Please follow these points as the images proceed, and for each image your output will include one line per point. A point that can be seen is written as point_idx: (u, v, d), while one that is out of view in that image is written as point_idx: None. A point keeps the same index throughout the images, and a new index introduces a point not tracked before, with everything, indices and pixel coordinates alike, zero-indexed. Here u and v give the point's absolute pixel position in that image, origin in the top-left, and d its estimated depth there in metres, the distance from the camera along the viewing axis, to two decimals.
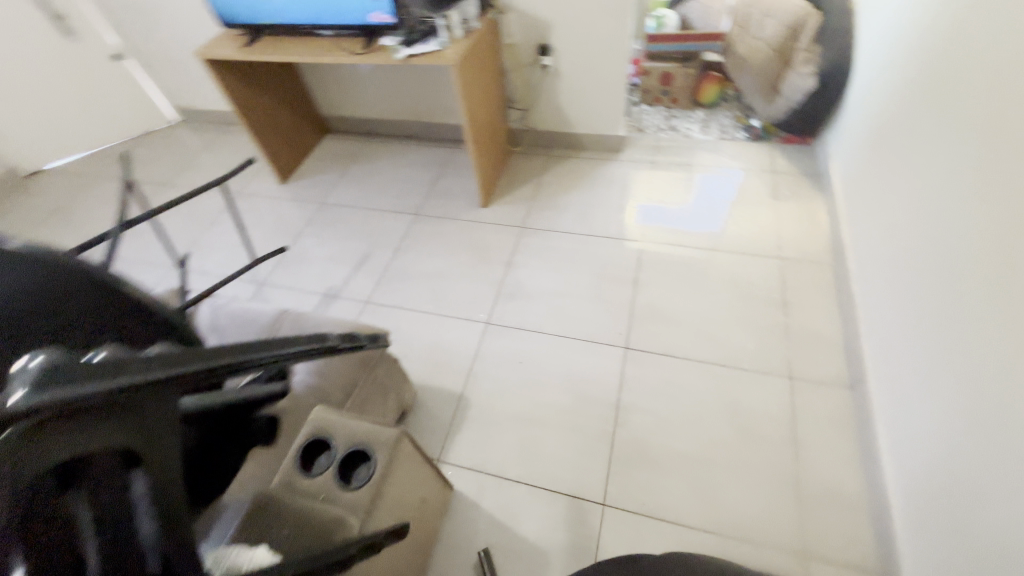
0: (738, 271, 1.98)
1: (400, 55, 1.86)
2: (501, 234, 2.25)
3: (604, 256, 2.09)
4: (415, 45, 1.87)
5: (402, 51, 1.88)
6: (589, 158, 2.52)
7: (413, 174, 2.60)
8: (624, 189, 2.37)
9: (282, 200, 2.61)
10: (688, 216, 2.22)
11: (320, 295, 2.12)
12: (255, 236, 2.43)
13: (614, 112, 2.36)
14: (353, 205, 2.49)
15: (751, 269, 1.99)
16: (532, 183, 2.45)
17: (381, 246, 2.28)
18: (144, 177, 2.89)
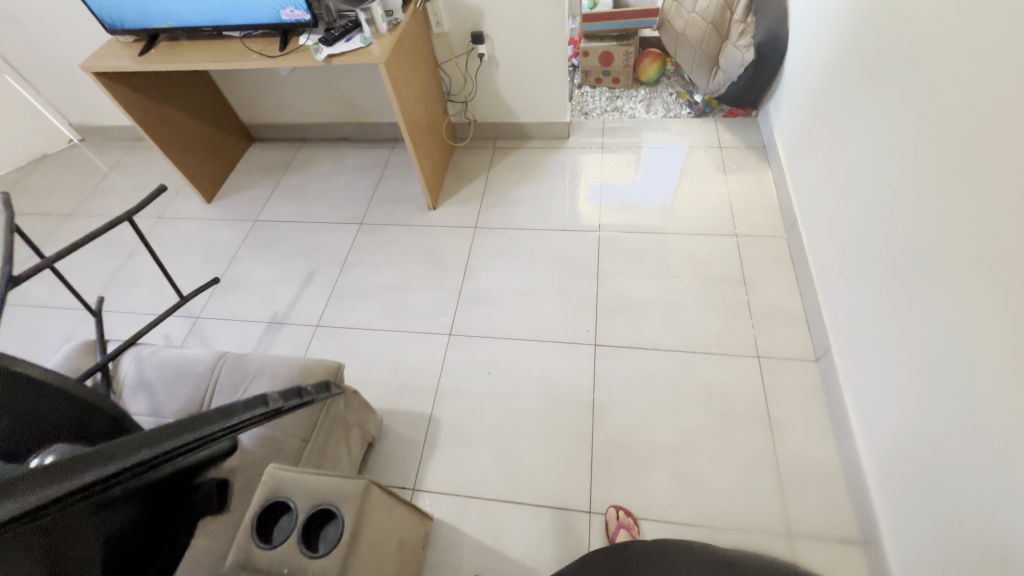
0: (697, 253, 1.97)
1: (322, 55, 1.69)
2: (454, 236, 2.15)
3: (563, 250, 2.03)
4: (338, 43, 1.70)
5: (324, 50, 1.70)
6: (536, 148, 2.44)
7: (353, 180, 2.44)
8: (576, 177, 2.31)
9: (210, 221, 2.38)
10: (641, 200, 2.19)
11: (265, 324, 1.96)
12: (184, 265, 2.22)
13: (558, 98, 2.28)
14: (291, 220, 2.31)
15: (709, 249, 1.98)
16: (481, 179, 2.35)
17: (327, 262, 2.13)
18: (46, 209, 2.57)
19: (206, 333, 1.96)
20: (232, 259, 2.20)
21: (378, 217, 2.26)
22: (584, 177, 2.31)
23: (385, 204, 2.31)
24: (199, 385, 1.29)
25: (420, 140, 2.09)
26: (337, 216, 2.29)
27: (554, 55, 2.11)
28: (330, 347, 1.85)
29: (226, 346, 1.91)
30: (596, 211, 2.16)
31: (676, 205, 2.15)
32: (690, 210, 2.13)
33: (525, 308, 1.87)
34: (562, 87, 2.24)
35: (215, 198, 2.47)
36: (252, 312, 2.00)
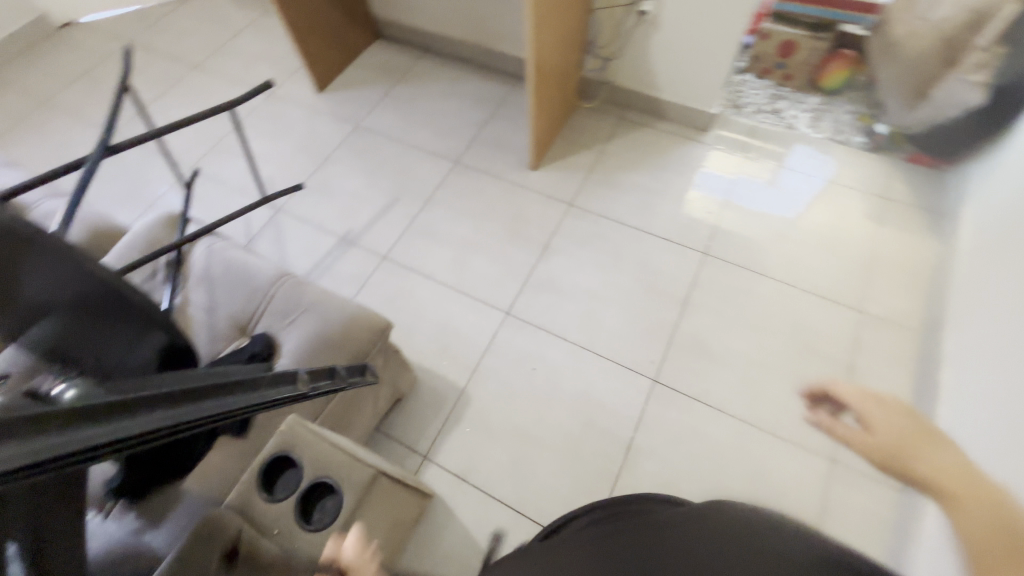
0: (804, 315, 1.70)
1: None
2: (544, 207, 1.98)
3: (656, 261, 1.81)
4: None
5: None
6: (666, 132, 2.14)
7: (462, 111, 2.27)
8: (698, 180, 2.01)
9: (315, 113, 2.35)
10: (763, 231, 1.89)
11: (336, 238, 1.95)
12: (281, 151, 2.23)
13: (710, 85, 1.94)
14: (390, 135, 2.22)
15: (821, 315, 1.70)
16: (595, 150, 2.10)
17: (411, 193, 2.05)
18: (179, 55, 2.66)
19: (281, 229, 1.99)
20: (325, 159, 2.18)
21: (475, 160, 2.12)
22: (708, 182, 2.00)
23: (486, 149, 2.16)
24: (252, 297, 1.29)
25: (543, 91, 1.87)
26: (435, 147, 2.18)
27: (725, 33, 1.75)
28: (390, 284, 1.83)
29: (297, 248, 1.94)
30: (707, 228, 1.89)
31: (801, 250, 1.84)
32: (816, 262, 1.81)
33: (593, 311, 1.72)
34: (720, 74, 1.89)
35: (326, 89, 2.42)
36: (328, 222, 1.99)
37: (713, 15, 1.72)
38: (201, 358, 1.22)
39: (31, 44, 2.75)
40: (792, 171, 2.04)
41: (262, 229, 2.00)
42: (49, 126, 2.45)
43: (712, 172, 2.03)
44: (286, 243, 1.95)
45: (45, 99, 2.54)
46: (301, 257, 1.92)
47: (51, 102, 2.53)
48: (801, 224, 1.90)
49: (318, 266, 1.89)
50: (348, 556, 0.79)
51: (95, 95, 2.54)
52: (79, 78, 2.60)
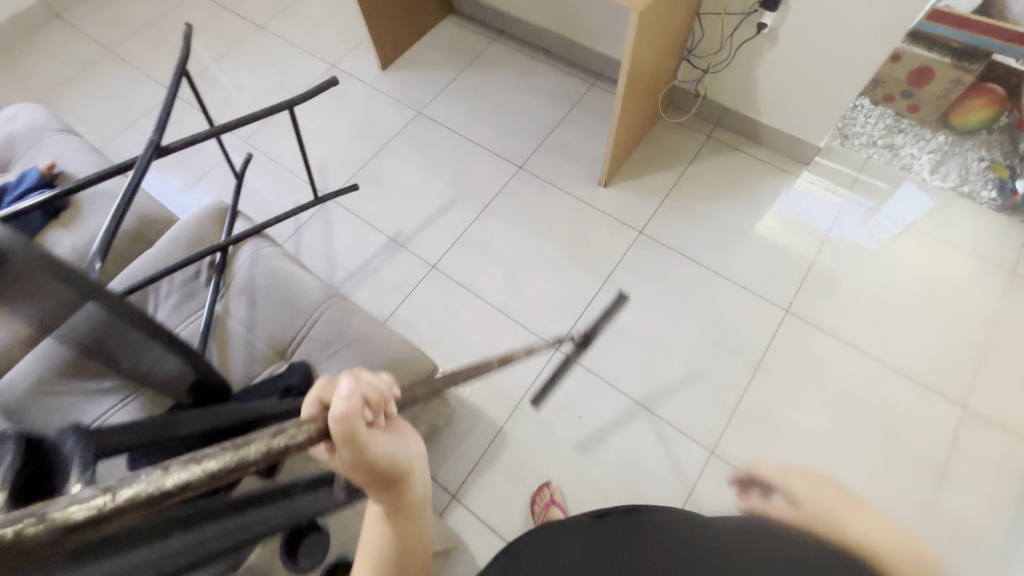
0: (892, 400, 1.50)
1: None
2: (611, 232, 1.80)
3: (728, 312, 1.63)
4: None
5: None
6: (760, 159, 1.89)
7: (533, 108, 2.08)
8: (792, 220, 1.77)
9: (377, 92, 2.20)
10: (858, 292, 1.66)
11: (386, 238, 1.84)
12: (339, 132, 2.11)
13: (826, 115, 1.69)
14: (453, 128, 2.07)
15: (912, 403, 1.50)
16: (676, 172, 1.88)
17: (469, 195, 1.91)
18: (245, 12, 2.55)
19: (330, 219, 1.89)
20: (383, 147, 2.05)
21: (541, 167, 1.95)
22: (802, 225, 1.76)
23: (555, 155, 1.97)
24: (296, 318, 1.21)
25: (630, 103, 1.66)
26: (500, 147, 2.01)
27: (860, 60, 1.49)
28: (436, 297, 1.72)
29: (344, 243, 1.84)
30: (794, 280, 1.67)
31: (900, 321, 1.61)
32: (916, 338, 1.58)
33: (652, 360, 1.57)
34: (840, 104, 1.64)
35: (391, 66, 2.26)
36: (380, 218, 1.88)
37: (851, 39, 1.46)
38: (237, 380, 1.15)
39: None
40: (895, 201, 1.81)
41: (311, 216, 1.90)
42: (112, 75, 2.41)
43: (808, 207, 1.79)
44: (332, 235, 1.86)
45: (112, 46, 2.49)
46: (347, 253, 1.82)
47: (117, 50, 2.48)
48: (906, 288, 1.66)
49: (363, 266, 1.80)
50: (332, 418, 0.53)
51: (160, 46, 2.48)
52: (145, 27, 2.54)
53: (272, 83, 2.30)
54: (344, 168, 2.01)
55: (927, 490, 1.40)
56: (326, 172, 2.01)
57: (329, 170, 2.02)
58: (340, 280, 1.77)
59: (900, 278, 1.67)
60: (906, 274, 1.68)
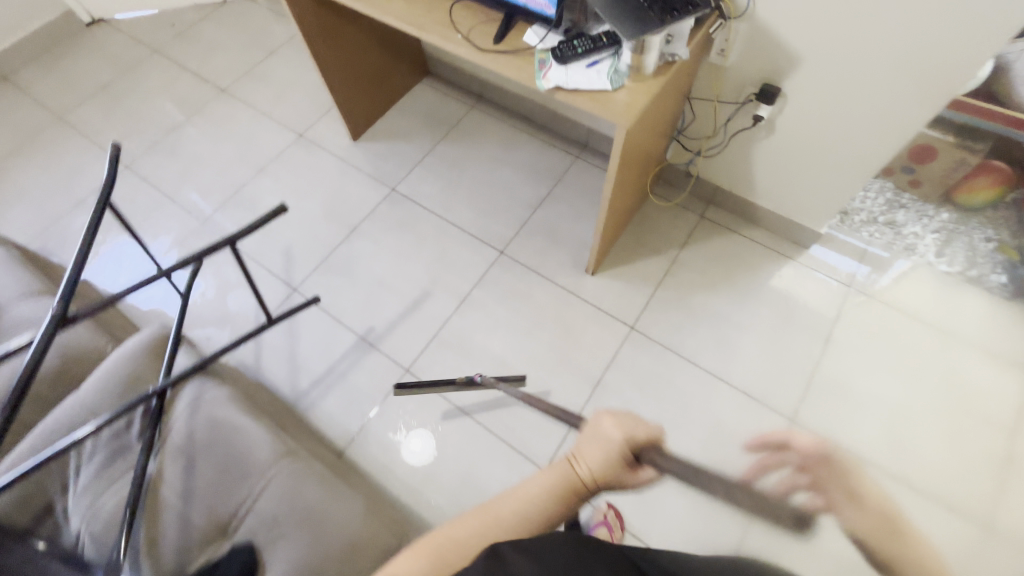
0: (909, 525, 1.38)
1: (545, 82, 1.13)
2: (600, 328, 1.66)
3: (725, 421, 1.51)
4: (574, 68, 1.13)
5: (550, 73, 1.14)
6: (755, 243, 1.78)
7: (513, 184, 1.95)
8: (791, 315, 1.66)
9: (346, 166, 2.06)
10: (866, 397, 1.54)
11: (355, 337, 1.69)
12: (305, 212, 1.97)
13: (825, 204, 1.58)
14: (428, 207, 1.93)
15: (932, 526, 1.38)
16: (669, 258, 1.76)
17: (446, 286, 1.77)
18: (206, 73, 2.40)
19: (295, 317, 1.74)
20: (353, 229, 1.91)
21: (523, 252, 1.81)
22: (802, 319, 1.65)
23: (537, 238, 1.84)
24: (240, 485, 1.05)
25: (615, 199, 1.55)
26: (478, 228, 1.87)
27: (861, 156, 1.38)
28: (410, 406, 1.57)
29: (308, 344, 1.68)
30: (798, 383, 1.56)
31: (913, 430, 1.49)
32: (929, 451, 1.46)
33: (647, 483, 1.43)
34: (841, 196, 1.52)
35: (361, 136, 2.13)
36: (350, 314, 1.73)
37: (853, 136, 1.35)
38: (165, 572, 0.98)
39: (53, 43, 2.53)
40: (898, 285, 1.71)
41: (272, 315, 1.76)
42: (60, 144, 2.24)
43: (809, 297, 1.68)
44: (296, 336, 1.70)
45: (62, 113, 2.32)
46: (312, 356, 1.66)
47: (67, 116, 2.31)
48: (916, 390, 1.54)
49: (330, 370, 1.64)
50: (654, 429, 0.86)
51: (114, 112, 2.32)
52: (100, 90, 2.39)
53: (234, 154, 2.15)
54: (310, 255, 1.87)
55: None
56: (291, 259, 1.86)
57: (294, 257, 1.87)
58: (304, 388, 1.61)
59: (909, 379, 1.55)
60: (916, 375, 1.56)
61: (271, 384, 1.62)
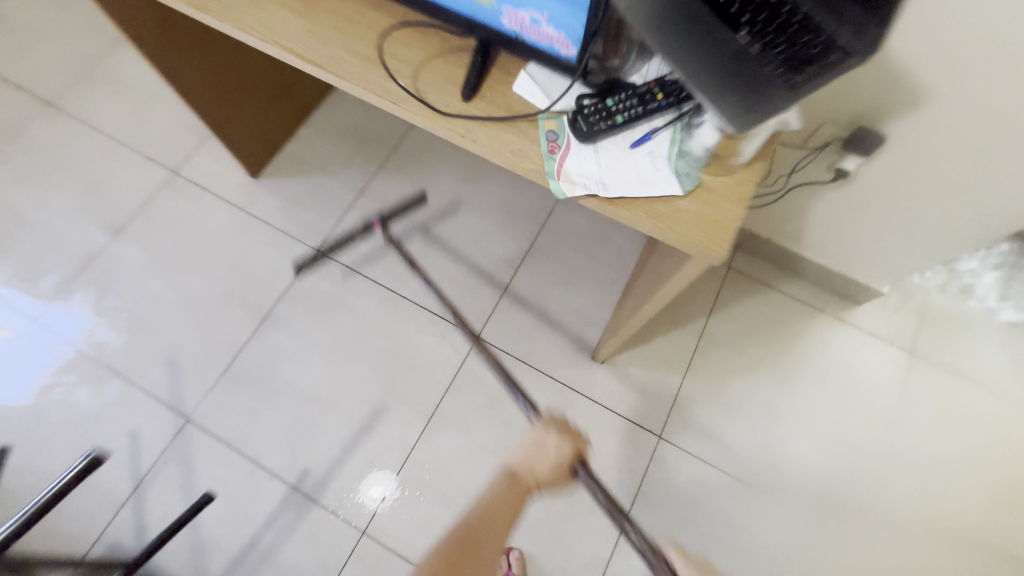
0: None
1: (564, 182, 0.66)
2: (614, 441, 1.28)
3: (780, 554, 1.21)
4: (614, 155, 0.67)
5: (572, 166, 0.67)
6: (797, 299, 1.41)
7: (482, 236, 1.46)
8: (844, 406, 1.31)
9: (245, 219, 1.48)
10: (936, 524, 1.23)
11: (286, 487, 1.22)
12: (192, 295, 1.39)
13: (892, 266, 1.24)
14: (369, 276, 1.42)
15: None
16: (694, 331, 1.38)
17: (406, 395, 1.30)
18: (19, 77, 1.65)
19: (194, 463, 1.23)
20: (266, 316, 1.38)
21: (506, 337, 1.37)
22: (861, 404, 1.32)
23: (522, 313, 1.39)
24: None
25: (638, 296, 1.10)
26: (442, 305, 1.39)
27: (957, 228, 1.04)
28: None
29: (220, 506, 1.20)
30: (851, 516, 1.23)
31: (1001, 542, 1.22)
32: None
33: None
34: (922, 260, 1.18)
35: (263, 172, 1.53)
36: (274, 451, 1.25)
37: (956, 205, 1.00)
38: None
39: None
40: (968, 346, 1.39)
41: (158, 462, 1.23)
42: None
43: (868, 373, 1.34)
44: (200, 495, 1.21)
45: None
46: (228, 524, 1.19)
47: None
48: (988, 508, 1.24)
49: (255, 543, 1.18)
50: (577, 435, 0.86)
51: None
52: None
53: (75, 206, 1.50)
54: (206, 363, 1.32)
55: None
56: (178, 372, 1.31)
57: (183, 368, 1.32)
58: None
59: (983, 492, 1.25)
60: (991, 487, 1.26)
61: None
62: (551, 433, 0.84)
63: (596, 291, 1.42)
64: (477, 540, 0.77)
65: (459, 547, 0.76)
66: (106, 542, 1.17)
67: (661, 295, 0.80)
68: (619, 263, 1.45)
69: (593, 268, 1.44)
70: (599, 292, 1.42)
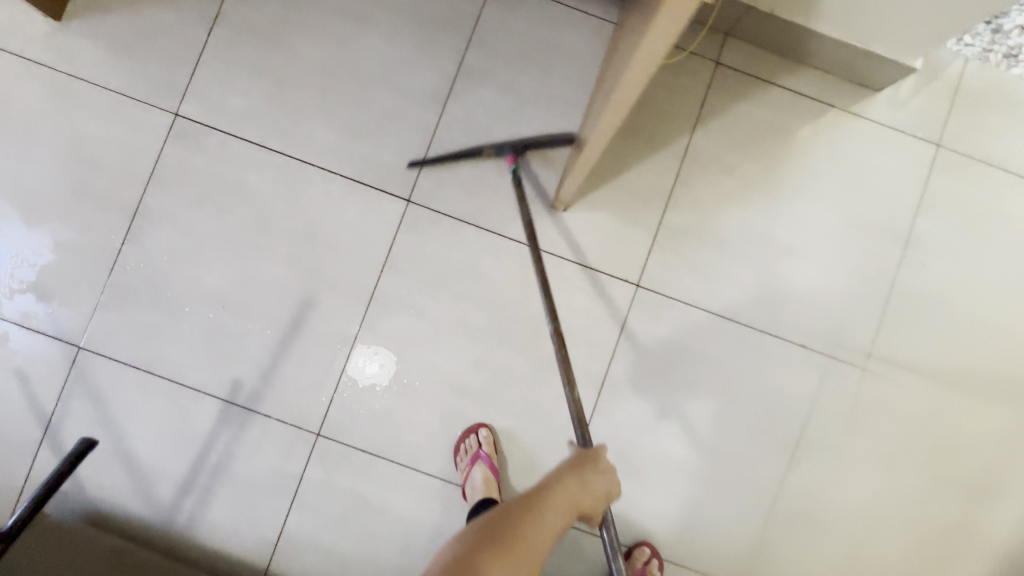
0: (970, 514, 1.16)
1: None
2: (587, 299, 1.10)
3: (784, 393, 1.14)
4: None
5: None
6: (804, 95, 1.13)
7: (393, 65, 1.10)
8: (862, 230, 1.14)
9: (65, 84, 1.08)
10: (923, 359, 1.15)
11: (220, 403, 1.06)
12: (32, 199, 1.07)
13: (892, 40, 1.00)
14: (253, 140, 1.08)
15: (982, 507, 1.16)
16: (675, 154, 1.11)
17: (335, 282, 1.08)
18: None
19: (104, 393, 1.06)
20: (136, 211, 1.07)
21: (445, 194, 1.09)
22: (868, 213, 1.14)
23: (460, 162, 1.10)
24: None
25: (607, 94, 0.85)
26: (357, 165, 1.09)
27: None
28: (342, 482, 1.06)
29: (151, 433, 1.06)
30: (845, 357, 1.14)
31: (998, 336, 1.15)
32: (983, 415, 1.16)
33: (684, 493, 1.13)
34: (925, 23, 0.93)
35: (68, 11, 1.08)
36: (195, 367, 1.06)
37: None
38: None
39: None
40: (1006, 125, 1.14)
41: (63, 397, 1.06)
42: None
43: (880, 176, 1.13)
44: (125, 425, 1.06)
45: None
46: (165, 451, 1.06)
47: None
48: (980, 340, 1.15)
49: (202, 462, 1.06)
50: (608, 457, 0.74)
51: None
52: None
53: None
54: (80, 280, 1.07)
55: (1007, 547, 1.16)
56: (51, 297, 1.06)
57: (55, 290, 1.07)
58: (176, 502, 1.05)
59: (977, 319, 1.15)
60: (986, 319, 1.15)
61: (122, 510, 1.05)
62: (593, 455, 0.73)
63: (552, 119, 1.11)
64: (522, 527, 0.60)
65: (509, 526, 0.60)
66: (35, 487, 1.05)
67: (638, 74, 0.62)
68: (575, 79, 1.11)
69: (543, 90, 1.11)
70: (555, 120, 1.11)
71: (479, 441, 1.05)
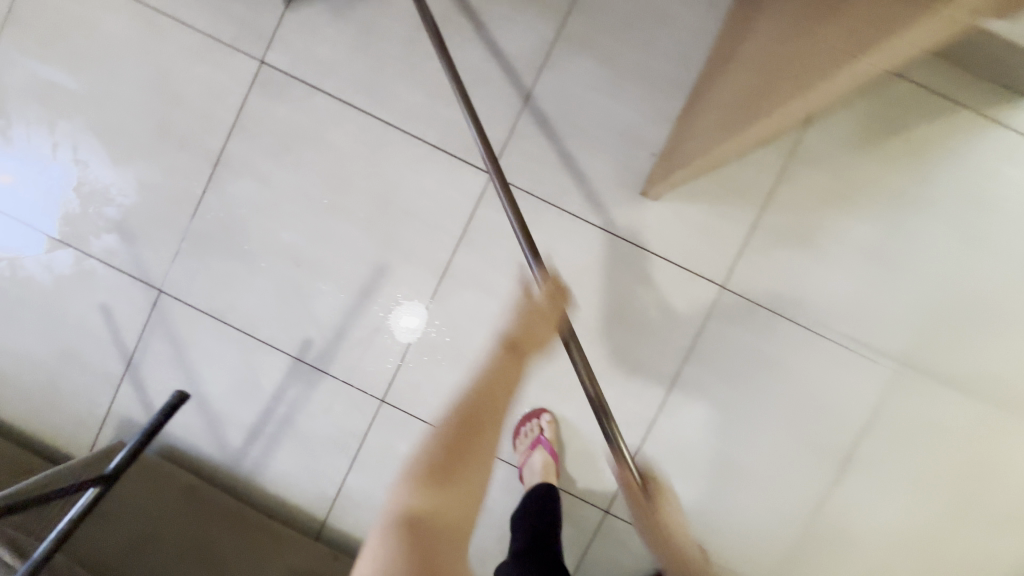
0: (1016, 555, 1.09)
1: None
2: (667, 295, 1.05)
3: (848, 405, 1.07)
4: None
5: None
6: (935, 94, 1.01)
7: (487, 24, 1.02)
8: (961, 242, 1.04)
9: (153, 19, 1.05)
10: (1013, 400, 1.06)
11: (289, 359, 1.08)
12: (119, 138, 1.07)
13: None
14: (336, 94, 1.04)
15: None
16: (782, 150, 1.02)
17: (408, 250, 1.06)
18: None
19: (181, 337, 1.09)
20: (218, 159, 1.06)
21: (529, 168, 1.04)
22: (974, 228, 1.03)
23: (548, 136, 1.04)
24: None
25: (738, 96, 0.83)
26: (441, 131, 1.04)
27: None
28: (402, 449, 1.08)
29: (223, 380, 1.09)
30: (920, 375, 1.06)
31: None
32: None
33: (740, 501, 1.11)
34: None
35: None
36: (267, 320, 1.08)
37: None
38: None
39: None
40: None
41: (144, 336, 1.09)
42: None
43: (1008, 195, 1.03)
44: (199, 369, 1.09)
45: None
46: (236, 398, 1.09)
47: None
48: None
49: (269, 414, 1.09)
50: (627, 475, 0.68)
51: None
52: None
53: None
54: (162, 224, 1.08)
55: None
56: (134, 238, 1.08)
57: (138, 232, 1.08)
58: (243, 447, 1.09)
59: None
60: None
61: (195, 449, 1.10)
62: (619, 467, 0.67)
63: (653, 98, 1.02)
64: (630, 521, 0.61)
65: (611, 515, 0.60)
66: (116, 418, 1.10)
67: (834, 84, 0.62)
68: (683, 54, 1.01)
69: (647, 63, 1.02)
70: (656, 99, 1.02)
71: (541, 426, 1.05)
